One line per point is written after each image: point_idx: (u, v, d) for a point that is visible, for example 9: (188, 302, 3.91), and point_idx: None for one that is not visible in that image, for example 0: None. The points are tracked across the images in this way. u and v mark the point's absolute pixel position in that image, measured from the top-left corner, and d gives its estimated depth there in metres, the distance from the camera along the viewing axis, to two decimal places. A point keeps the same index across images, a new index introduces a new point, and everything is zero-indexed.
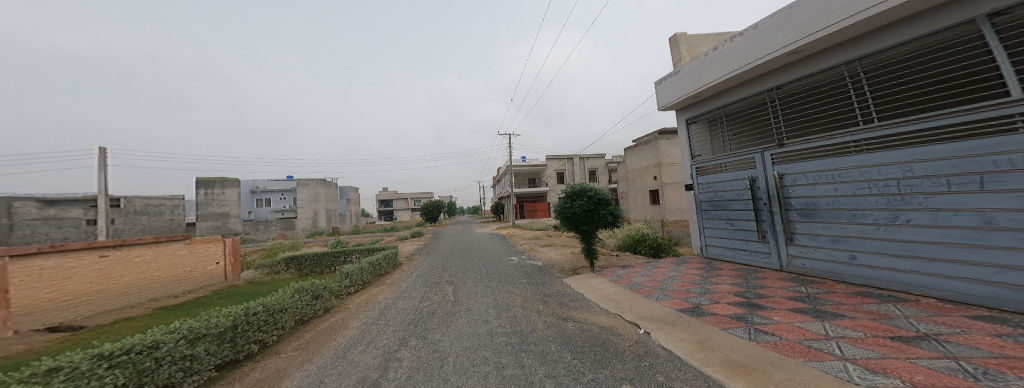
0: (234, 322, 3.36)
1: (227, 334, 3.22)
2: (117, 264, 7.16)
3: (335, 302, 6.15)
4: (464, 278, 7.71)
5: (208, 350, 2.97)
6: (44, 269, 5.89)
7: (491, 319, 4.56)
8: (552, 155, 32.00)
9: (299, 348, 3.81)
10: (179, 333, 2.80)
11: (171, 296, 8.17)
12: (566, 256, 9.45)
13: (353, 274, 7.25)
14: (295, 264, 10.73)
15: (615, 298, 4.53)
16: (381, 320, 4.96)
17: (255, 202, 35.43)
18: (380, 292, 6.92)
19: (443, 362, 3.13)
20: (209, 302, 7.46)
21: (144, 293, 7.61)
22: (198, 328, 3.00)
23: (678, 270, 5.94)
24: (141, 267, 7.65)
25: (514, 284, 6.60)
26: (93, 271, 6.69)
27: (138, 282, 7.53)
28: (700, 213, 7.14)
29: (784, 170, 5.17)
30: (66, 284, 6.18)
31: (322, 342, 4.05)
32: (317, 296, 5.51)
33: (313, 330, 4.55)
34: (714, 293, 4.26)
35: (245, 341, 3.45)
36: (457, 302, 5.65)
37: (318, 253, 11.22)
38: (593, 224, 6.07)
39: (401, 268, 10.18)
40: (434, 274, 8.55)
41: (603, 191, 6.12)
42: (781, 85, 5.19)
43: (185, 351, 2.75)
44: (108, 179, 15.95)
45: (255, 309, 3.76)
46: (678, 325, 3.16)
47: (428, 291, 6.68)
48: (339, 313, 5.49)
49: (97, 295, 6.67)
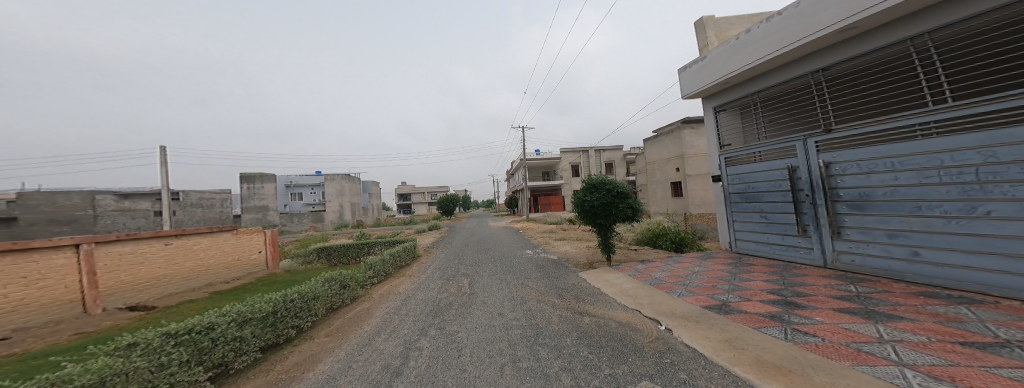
0: (274, 308, 3.55)
1: (269, 319, 3.41)
2: (179, 252, 7.73)
3: (360, 291, 6.40)
4: (479, 272, 7.78)
5: (255, 333, 3.17)
6: (123, 254, 6.44)
7: (507, 312, 4.59)
8: (566, 148, 31.67)
9: (330, 334, 4.01)
10: (229, 316, 3.01)
11: (224, 282, 8.80)
12: (581, 250, 9.32)
13: (376, 265, 7.52)
14: (325, 254, 11.42)
15: (633, 293, 4.44)
16: (403, 311, 5.08)
17: (290, 196, 37.33)
18: (401, 284, 7.13)
19: (461, 353, 3.19)
20: (253, 288, 7.99)
21: (201, 279, 8.22)
22: (245, 311, 3.21)
23: (701, 266, 5.74)
24: (198, 254, 8.23)
25: (528, 278, 6.59)
26: (160, 257, 7.26)
27: (196, 269, 8.10)
28: (729, 206, 6.88)
29: (832, 159, 4.84)
30: (139, 268, 6.75)
31: (350, 329, 4.22)
32: (345, 286, 5.77)
33: (341, 319, 4.73)
34: (744, 290, 4.09)
35: (284, 326, 3.65)
36: (480, 294, 5.75)
37: (345, 244, 11.73)
38: (611, 218, 5.92)
39: (419, 260, 10.45)
40: (451, 267, 8.71)
41: (622, 184, 5.96)
42: (829, 66, 4.83)
43: (236, 333, 2.94)
44: (168, 174, 17.08)
45: (292, 296, 3.96)
46: (703, 323, 3.06)
47: (445, 283, 6.81)
48: (365, 302, 5.70)
49: (164, 279, 7.26)
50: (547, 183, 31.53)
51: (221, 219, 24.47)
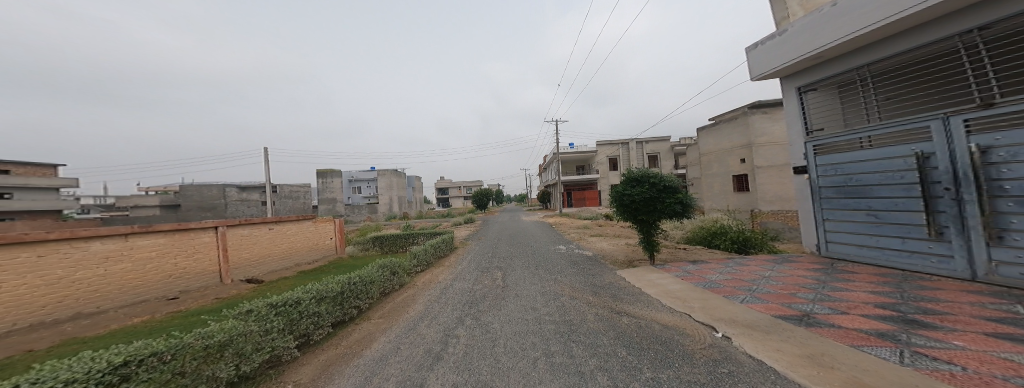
0: (342, 289, 3.94)
1: (337, 299, 3.79)
2: (279, 236, 9.57)
3: (407, 279, 6.81)
4: (512, 265, 7.87)
5: (328, 310, 3.54)
6: (244, 236, 8.31)
7: (540, 307, 4.57)
8: (602, 141, 30.38)
9: (384, 316, 4.30)
10: (311, 293, 3.42)
11: (310, 262, 10.65)
12: (619, 247, 8.94)
13: (420, 254, 7.96)
14: (378, 242, 12.60)
15: (682, 295, 4.15)
16: (443, 299, 5.29)
17: (353, 189, 41.01)
18: (442, 273, 7.46)
19: (495, 343, 3.23)
20: (326, 270, 8.94)
21: (293, 259, 10.04)
22: (323, 290, 3.62)
23: (777, 271, 5.16)
24: (291, 238, 10.05)
25: (561, 273, 6.51)
26: (267, 239, 9.11)
27: (286, 250, 9.77)
28: (823, 203, 5.96)
29: (990, 142, 3.77)
30: (254, 248, 8.59)
31: (399, 313, 4.50)
32: (394, 273, 6.13)
33: (390, 302, 5.06)
34: (837, 302, 3.56)
35: (349, 307, 4.03)
36: (519, 278, 6.42)
37: (395, 235, 12.72)
38: (654, 214, 5.58)
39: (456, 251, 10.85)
40: (486, 259, 8.94)
41: (670, 178, 5.55)
42: (984, 24, 3.82)
43: (314, 309, 3.32)
44: (271, 171, 19.47)
45: (355, 279, 4.39)
46: (773, 334, 2.75)
47: (481, 275, 7.00)
48: (410, 289, 6.03)
49: (269, 258, 9.09)
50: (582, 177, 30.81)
51: (307, 210, 27.75)
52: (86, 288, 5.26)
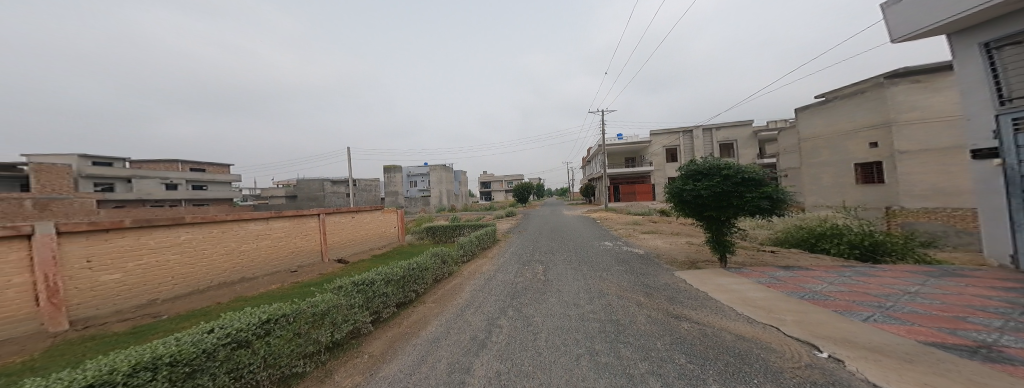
0: (404, 274, 4.73)
1: (400, 281, 4.57)
2: (359, 223, 11.38)
3: (455, 268, 7.18)
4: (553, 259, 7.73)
5: (393, 292, 4.34)
6: (337, 223, 10.16)
7: (583, 304, 4.35)
8: (657, 130, 28.53)
9: (437, 301, 4.86)
10: (384, 276, 4.27)
11: (382, 246, 12.47)
12: (677, 246, 8.20)
13: (466, 245, 8.25)
14: (429, 232, 13.72)
15: (765, 305, 3.58)
16: (487, 288, 5.47)
17: (410, 183, 44.30)
18: (486, 264, 7.64)
19: (536, 336, 3.18)
20: (387, 257, 10.41)
21: (369, 244, 11.84)
22: (394, 273, 4.49)
23: (925, 287, 4.07)
24: (368, 226, 11.85)
25: (608, 271, 6.21)
26: (352, 226, 10.92)
27: (364, 236, 11.54)
28: (1017, 197, 4.70)
29: None
30: (342, 233, 10.43)
31: (450, 299, 4.86)
32: (445, 261, 6.54)
33: (440, 289, 5.57)
34: (1018, 331, 2.66)
35: (408, 290, 4.79)
36: (563, 266, 6.94)
37: (444, 225, 13.55)
38: (728, 210, 4.92)
39: (499, 243, 11.04)
40: (527, 252, 8.96)
41: (749, 169, 4.79)
42: None
43: (384, 290, 4.11)
44: None
45: (416, 265, 5.17)
46: (907, 361, 2.17)
47: (522, 268, 6.97)
48: (458, 277, 6.35)
49: (353, 242, 10.91)
50: (628, 170, 29.25)
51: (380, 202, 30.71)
52: (248, 258, 7.10)
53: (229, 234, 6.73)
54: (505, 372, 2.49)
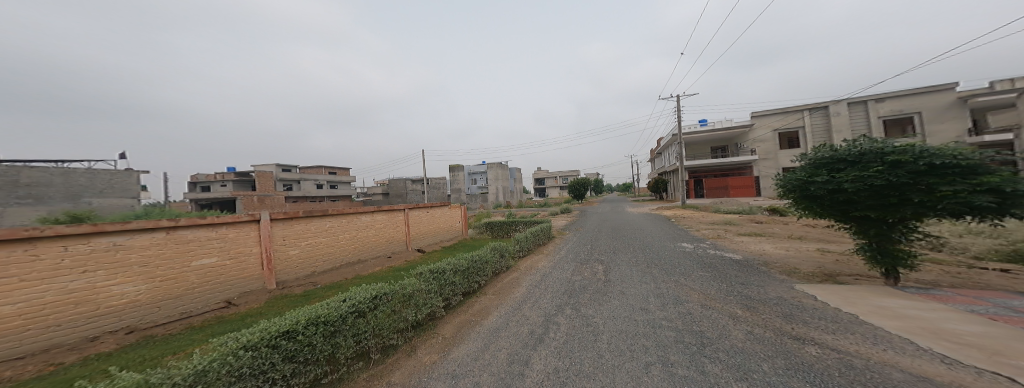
0: (469, 265, 5.34)
1: (465, 272, 5.16)
2: (435, 218, 12.59)
3: (512, 262, 7.32)
4: (614, 258, 7.19)
5: (461, 282, 4.98)
6: (418, 217, 11.43)
7: (652, 309, 3.85)
8: (759, 112, 25.21)
9: (496, 293, 5.25)
10: (454, 266, 4.94)
11: (451, 239, 13.57)
12: (783, 253, 6.81)
13: (522, 240, 8.24)
14: (488, 227, 14.33)
15: (965, 339, 2.58)
16: (543, 282, 5.50)
17: (469, 181, 46.69)
18: (542, 260, 7.48)
19: (597, 337, 2.99)
20: (450, 250, 11.09)
21: (442, 237, 12.99)
22: (462, 264, 5.15)
23: None
24: (442, 220, 13.04)
25: (683, 274, 5.48)
26: (429, 220, 12.15)
27: (438, 230, 12.66)
28: None
29: None
30: (422, 226, 11.68)
31: (509, 292, 5.16)
32: (502, 255, 6.81)
33: (499, 281, 5.95)
34: None
35: (472, 281, 5.37)
36: (628, 262, 6.75)
37: (502, 221, 14.06)
38: (895, 208, 3.81)
39: (555, 240, 10.77)
40: (585, 250, 8.52)
41: (945, 153, 3.51)
42: None
43: (451, 279, 4.74)
44: None
45: (478, 258, 5.71)
46: None
47: (579, 266, 6.57)
48: (515, 271, 6.58)
49: (429, 234, 12.13)
50: (711, 161, 25.90)
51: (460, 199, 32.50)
52: (360, 244, 8.52)
53: (352, 224, 8.38)
54: (564, 369, 2.42)
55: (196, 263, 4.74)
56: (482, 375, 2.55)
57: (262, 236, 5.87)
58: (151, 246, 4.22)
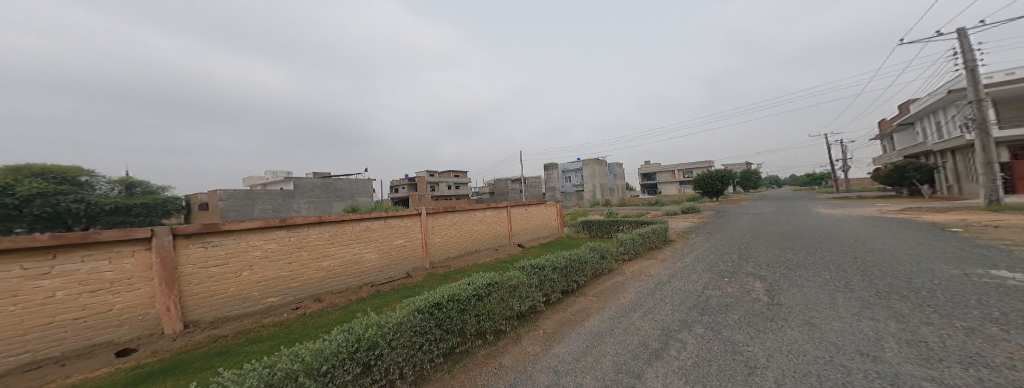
0: (566, 263, 5.43)
1: (563, 270, 5.30)
2: (534, 214, 13.27)
3: (615, 265, 6.97)
4: (767, 272, 5.72)
5: (559, 279, 5.14)
6: (518, 214, 12.38)
7: (847, 339, 2.81)
8: None
9: (597, 295, 5.20)
10: (552, 263, 5.18)
11: (548, 235, 14.06)
12: None
13: (627, 242, 7.70)
14: (586, 226, 14.21)
15: None
16: (658, 292, 5.00)
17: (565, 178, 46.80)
18: (654, 266, 6.87)
19: (746, 368, 2.44)
20: (551, 248, 11.48)
21: (540, 233, 13.63)
22: (559, 262, 5.31)
23: None
24: (539, 218, 13.66)
25: (901, 296, 3.81)
26: (528, 216, 12.95)
27: (536, 226, 13.38)
28: None
29: None
30: (521, 223, 12.52)
31: (612, 296, 5.03)
32: (603, 256, 6.59)
33: (601, 284, 5.86)
34: None
35: (571, 279, 5.45)
36: (806, 277, 5.18)
37: (601, 220, 13.81)
38: None
39: (672, 244, 9.51)
40: (718, 259, 7.22)
41: None
42: None
43: (550, 276, 4.97)
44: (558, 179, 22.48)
45: (575, 257, 5.70)
46: None
47: (715, 279, 5.56)
48: (619, 275, 6.30)
49: (530, 230, 13.00)
50: None
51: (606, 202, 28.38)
52: (473, 237, 10.07)
53: (467, 220, 9.96)
54: None
55: (394, 243, 7.22)
56: (587, 377, 2.61)
57: (422, 226, 8.15)
58: (378, 230, 6.89)
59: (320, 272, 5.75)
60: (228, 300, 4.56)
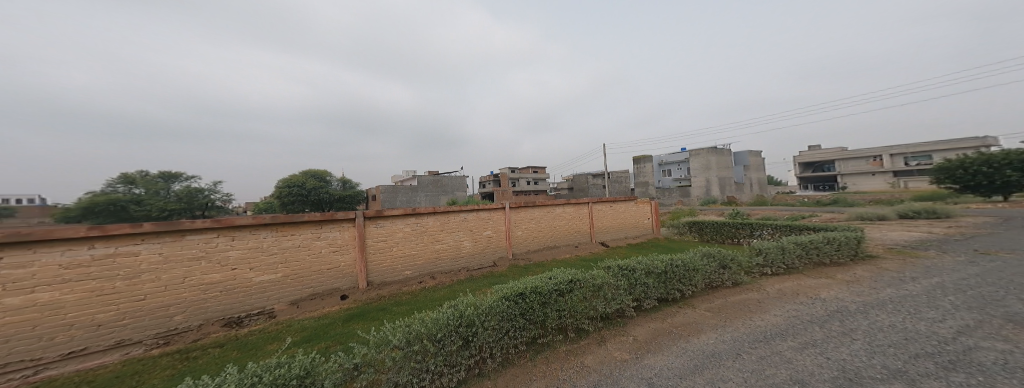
0: (665, 268, 4.74)
1: (663, 276, 4.65)
2: (624, 211, 12.18)
3: (745, 278, 5.77)
4: None
5: (658, 284, 4.56)
6: (605, 211, 11.57)
7: None
8: None
9: (712, 310, 4.45)
10: (650, 266, 4.61)
11: (641, 236, 12.59)
12: None
13: (768, 252, 6.22)
14: (696, 228, 12.61)
15: None
16: (830, 324, 3.73)
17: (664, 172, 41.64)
18: (820, 287, 5.32)
19: None
20: (649, 247, 10.66)
21: (630, 232, 12.32)
22: (656, 265, 4.67)
23: None
24: (631, 215, 12.40)
25: None
26: (616, 212, 11.97)
27: (627, 224, 12.19)
28: None
29: None
30: (607, 220, 11.64)
31: (742, 317, 4.15)
32: (725, 265, 5.53)
33: (722, 299, 4.91)
34: None
35: (673, 287, 4.75)
36: None
37: (717, 222, 11.91)
38: None
39: (874, 264, 6.79)
40: (973, 288, 4.66)
41: None
42: None
43: (644, 279, 4.43)
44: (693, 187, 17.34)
45: (678, 262, 4.92)
46: None
47: (960, 315, 3.65)
48: (753, 292, 5.20)
49: (620, 228, 12.02)
50: None
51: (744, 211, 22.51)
52: (556, 232, 10.07)
53: (548, 214, 10.02)
54: None
55: (484, 233, 8.27)
56: None
57: (506, 219, 8.85)
58: (472, 220, 8.12)
59: (433, 251, 7.28)
60: (388, 268, 6.51)
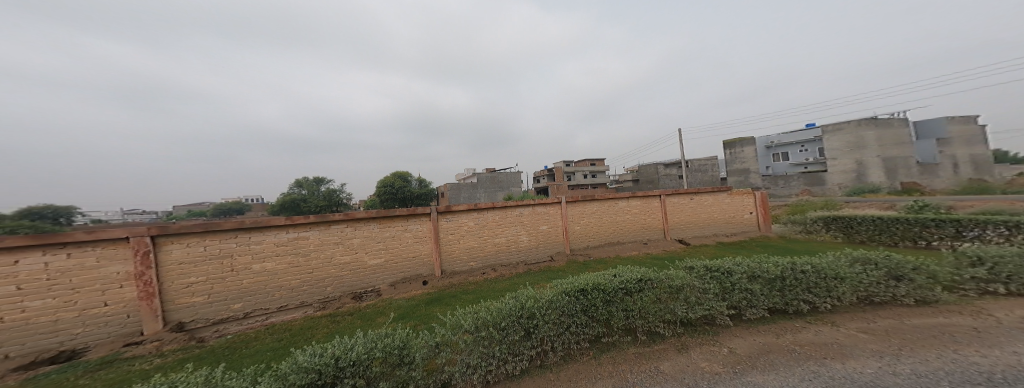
0: (782, 274, 4.26)
1: (776, 284, 4.23)
2: (705, 205, 11.39)
3: (944, 294, 4.39)
4: None
5: (762, 292, 4.20)
6: (677, 204, 11.04)
7: None
8: None
9: (868, 332, 3.71)
10: (754, 271, 4.28)
11: (726, 234, 11.56)
12: None
13: (995, 261, 4.51)
14: (840, 227, 10.49)
15: None
16: None
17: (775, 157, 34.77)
18: None
19: None
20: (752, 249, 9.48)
21: (711, 228, 11.45)
22: (758, 268, 4.30)
23: None
24: (712, 208, 11.46)
25: None
26: (694, 206, 11.26)
27: (710, 218, 11.38)
28: None
29: None
30: (683, 214, 11.10)
31: (933, 347, 3.19)
32: (898, 276, 4.45)
33: (893, 320, 3.96)
34: None
35: (794, 298, 4.25)
36: None
37: (884, 218, 9.51)
38: None
39: None
40: None
41: None
42: None
43: (747, 286, 4.17)
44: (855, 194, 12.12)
45: (803, 267, 4.31)
46: None
47: None
48: (958, 317, 3.92)
49: (706, 223, 11.38)
50: None
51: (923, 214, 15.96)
52: (620, 228, 10.24)
53: (612, 209, 10.23)
54: None
55: (540, 227, 9.03)
56: None
57: (563, 214, 9.47)
58: (528, 216, 8.94)
59: (494, 244, 8.43)
60: (456, 258, 7.90)
